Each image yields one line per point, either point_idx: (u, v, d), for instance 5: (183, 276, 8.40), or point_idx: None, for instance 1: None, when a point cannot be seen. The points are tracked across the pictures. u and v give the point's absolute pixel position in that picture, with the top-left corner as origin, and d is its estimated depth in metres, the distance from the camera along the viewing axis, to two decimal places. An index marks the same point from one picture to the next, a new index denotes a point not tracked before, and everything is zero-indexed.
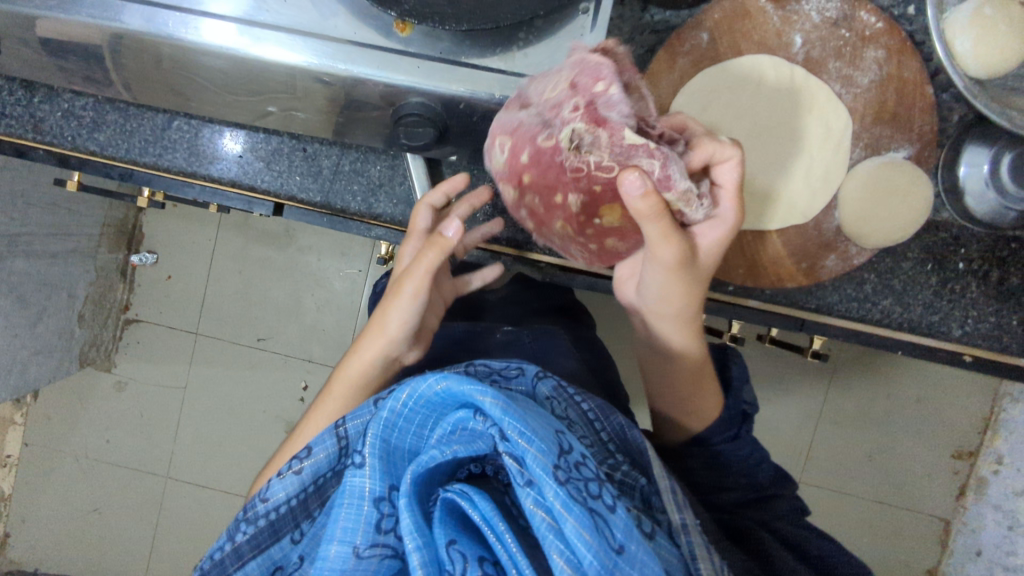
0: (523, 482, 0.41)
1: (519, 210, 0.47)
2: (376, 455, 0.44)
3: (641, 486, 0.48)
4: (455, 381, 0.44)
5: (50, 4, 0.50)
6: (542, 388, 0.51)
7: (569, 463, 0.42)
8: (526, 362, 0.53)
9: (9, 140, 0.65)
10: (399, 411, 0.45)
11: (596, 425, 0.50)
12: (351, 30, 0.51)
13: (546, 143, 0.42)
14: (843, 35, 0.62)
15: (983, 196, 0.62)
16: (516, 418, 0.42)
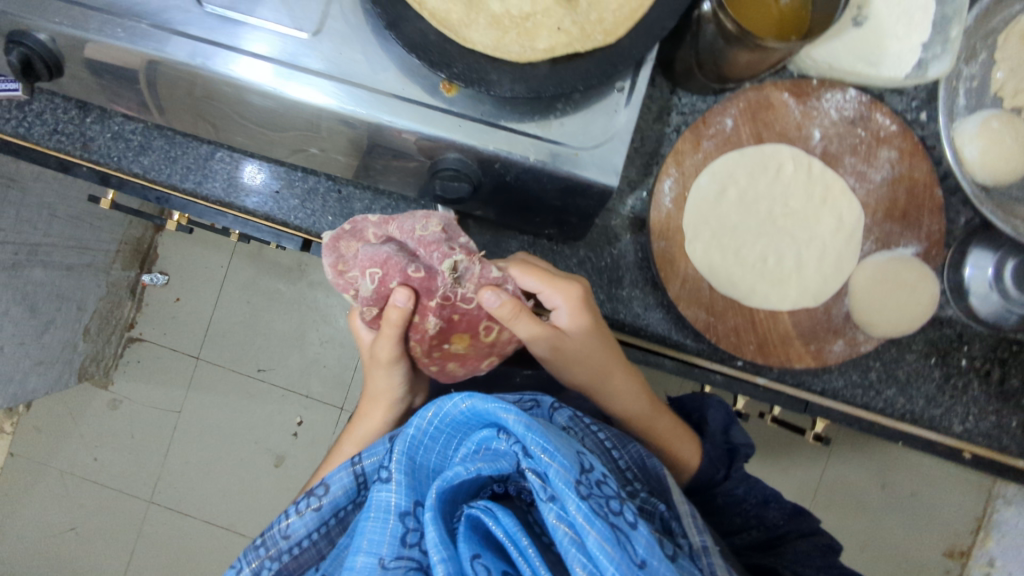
0: (545, 497, 0.46)
1: (396, 279, 0.54)
2: (404, 472, 0.50)
3: (660, 512, 0.52)
4: (480, 401, 0.50)
5: (104, 31, 0.53)
6: (560, 418, 0.56)
7: (590, 481, 0.46)
8: (541, 396, 0.59)
9: (55, 154, 0.68)
10: (425, 429, 0.52)
11: (612, 453, 0.57)
12: (399, 85, 0.54)
13: (415, 271, 0.55)
14: (859, 133, 0.65)
15: (988, 296, 0.65)
16: (539, 435, 0.47)
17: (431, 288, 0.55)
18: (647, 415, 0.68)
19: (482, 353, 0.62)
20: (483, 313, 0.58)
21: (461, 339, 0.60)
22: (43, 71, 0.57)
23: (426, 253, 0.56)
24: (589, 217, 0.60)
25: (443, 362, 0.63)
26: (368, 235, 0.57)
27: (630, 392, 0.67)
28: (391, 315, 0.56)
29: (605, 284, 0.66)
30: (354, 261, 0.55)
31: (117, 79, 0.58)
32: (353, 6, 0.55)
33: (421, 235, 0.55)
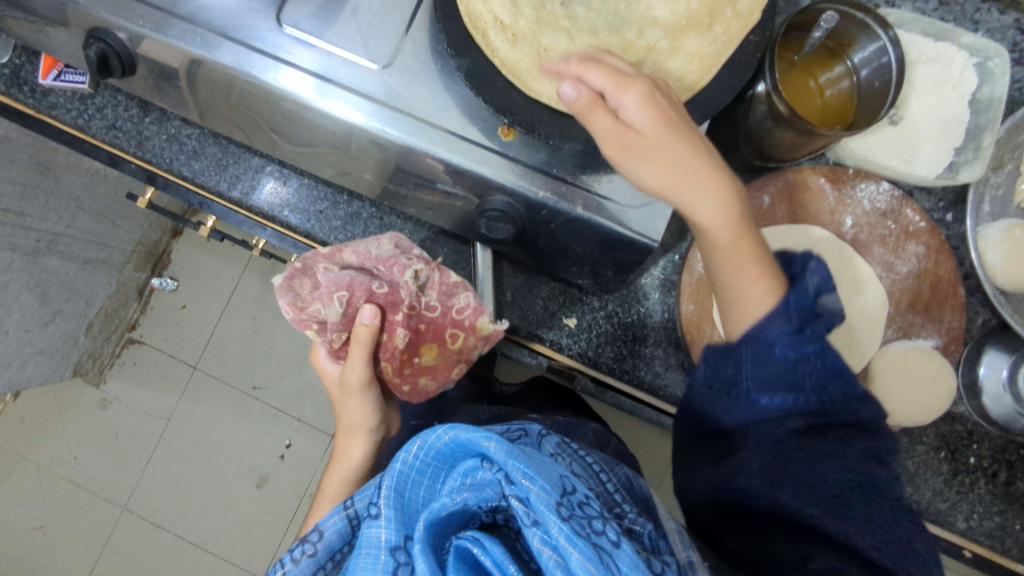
0: (529, 522, 0.40)
1: (361, 297, 0.56)
2: (392, 507, 0.44)
3: (648, 531, 0.44)
4: (462, 429, 0.45)
5: (157, 29, 0.55)
6: (548, 444, 0.53)
7: (572, 503, 0.41)
8: (528, 425, 0.57)
9: (108, 148, 0.69)
10: (411, 463, 0.46)
11: (602, 476, 0.51)
12: (461, 124, 0.56)
13: (379, 287, 0.57)
14: (889, 225, 0.67)
15: (1000, 397, 0.66)
16: (519, 460, 0.42)
17: (396, 301, 0.58)
18: (736, 214, 0.50)
19: (452, 362, 0.63)
20: (450, 318, 0.60)
21: (430, 350, 0.61)
22: (117, 67, 0.58)
23: (386, 269, 0.59)
24: (625, 272, 0.62)
25: (414, 380, 0.64)
26: (318, 269, 0.58)
27: (722, 228, 0.50)
28: (359, 334, 0.56)
29: (629, 340, 0.68)
30: (312, 295, 0.57)
31: (187, 85, 0.60)
32: (424, 43, 0.57)
33: (378, 255, 0.59)
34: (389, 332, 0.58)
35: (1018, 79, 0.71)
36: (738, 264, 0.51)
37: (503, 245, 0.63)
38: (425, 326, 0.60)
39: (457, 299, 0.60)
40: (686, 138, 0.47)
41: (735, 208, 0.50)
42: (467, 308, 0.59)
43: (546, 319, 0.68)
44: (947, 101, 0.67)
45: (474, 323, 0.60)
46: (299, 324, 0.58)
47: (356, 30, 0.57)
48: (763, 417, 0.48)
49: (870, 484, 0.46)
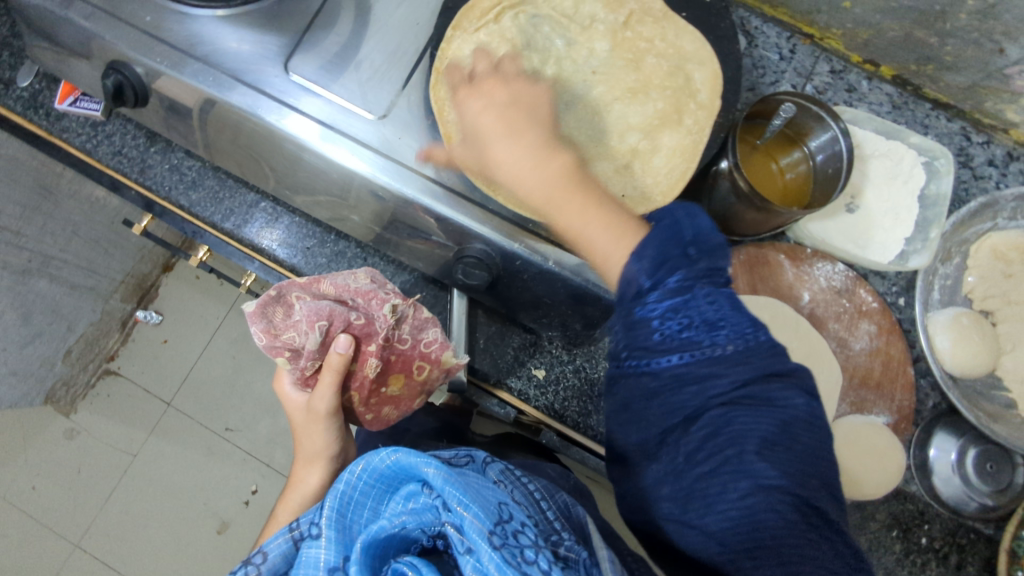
0: (463, 550, 0.42)
1: (338, 327, 0.57)
2: (333, 528, 0.45)
3: (582, 558, 0.45)
4: (404, 453, 0.46)
5: (178, 69, 0.59)
6: (491, 471, 0.54)
7: (506, 531, 0.43)
8: (475, 453, 0.56)
9: (111, 173, 0.73)
10: (355, 484, 0.47)
11: (542, 504, 0.53)
12: (447, 176, 0.60)
13: (357, 318, 0.58)
14: (844, 303, 0.72)
15: (950, 479, 0.68)
16: (457, 488, 0.44)
17: (371, 333, 0.59)
18: (560, 177, 0.53)
19: (416, 393, 0.65)
20: (419, 351, 0.62)
21: (398, 380, 0.63)
22: (131, 98, 0.63)
23: (364, 301, 0.60)
24: (593, 325, 0.65)
25: (378, 409, 0.66)
26: (293, 297, 0.59)
27: (550, 187, 0.53)
28: (332, 362, 0.58)
29: (594, 396, 0.70)
30: (286, 323, 0.58)
31: (196, 120, 0.65)
32: (419, 99, 0.62)
33: (357, 287, 0.60)
34: (362, 361, 0.59)
35: (963, 180, 0.78)
36: (580, 234, 0.52)
37: (478, 294, 0.67)
38: (396, 357, 0.61)
39: (427, 332, 0.62)
40: (511, 130, 0.54)
41: (564, 187, 0.53)
42: (435, 343, 0.62)
43: (516, 368, 0.71)
44: (898, 195, 0.73)
45: (440, 357, 0.62)
46: (271, 351, 0.58)
47: (356, 83, 0.62)
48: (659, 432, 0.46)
49: (777, 489, 0.42)
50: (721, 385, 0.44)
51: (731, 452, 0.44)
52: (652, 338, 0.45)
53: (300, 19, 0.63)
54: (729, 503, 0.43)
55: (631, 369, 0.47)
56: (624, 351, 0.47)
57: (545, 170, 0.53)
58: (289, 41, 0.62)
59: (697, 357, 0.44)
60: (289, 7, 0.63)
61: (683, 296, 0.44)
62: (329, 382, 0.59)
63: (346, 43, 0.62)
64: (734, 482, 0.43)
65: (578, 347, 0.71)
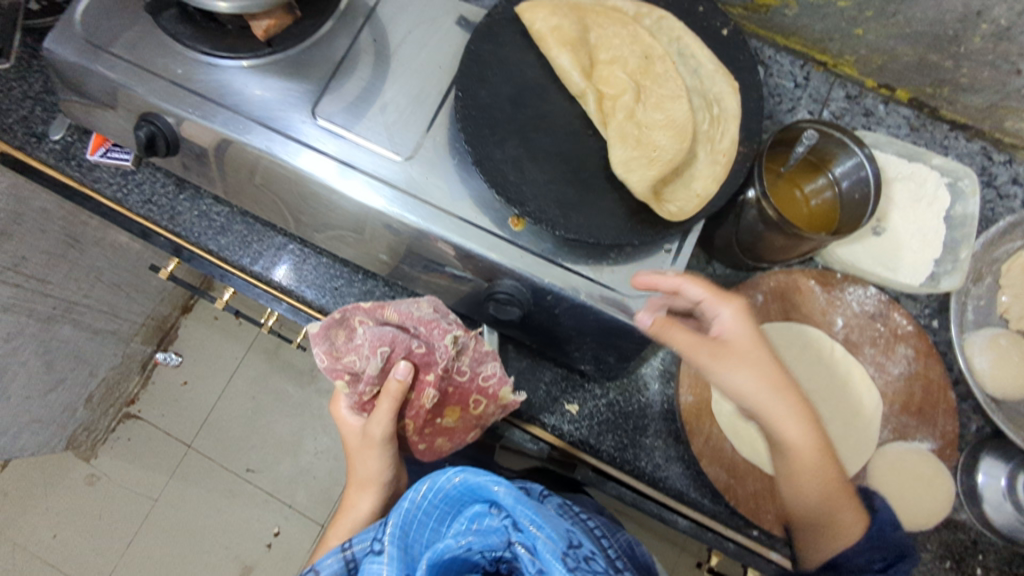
0: (534, 570, 0.42)
1: (401, 355, 0.56)
2: (396, 545, 0.43)
3: None
4: (475, 471, 0.45)
5: (200, 114, 0.61)
6: (549, 500, 0.53)
7: (578, 555, 0.42)
8: (531, 481, 0.56)
9: (141, 221, 0.73)
10: (419, 502, 0.45)
11: (603, 541, 0.51)
12: (473, 213, 0.60)
13: (418, 346, 0.57)
14: (878, 328, 0.70)
15: (1001, 506, 0.66)
16: (530, 507, 0.43)
17: (431, 362, 0.57)
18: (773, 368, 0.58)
19: (470, 426, 0.65)
20: (476, 384, 0.61)
21: (453, 413, 0.63)
22: (162, 148, 0.64)
23: (426, 330, 0.58)
24: (626, 358, 0.64)
25: (431, 439, 0.65)
26: (356, 321, 0.57)
27: (760, 380, 0.57)
28: (390, 387, 0.57)
29: (628, 429, 0.69)
30: (347, 345, 0.56)
31: (212, 160, 0.65)
32: (444, 139, 0.63)
33: (420, 316, 0.59)
34: (420, 390, 0.58)
35: (988, 199, 0.77)
36: (799, 473, 0.58)
37: (507, 329, 0.66)
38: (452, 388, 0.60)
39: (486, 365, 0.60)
40: None
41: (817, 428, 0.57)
42: (493, 377, 0.60)
43: (548, 403, 0.69)
44: (924, 218, 0.73)
45: (497, 392, 0.61)
46: (331, 373, 0.56)
47: (382, 126, 0.62)
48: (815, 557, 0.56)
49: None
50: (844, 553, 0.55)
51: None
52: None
53: (325, 66, 0.64)
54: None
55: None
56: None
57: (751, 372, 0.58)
58: (315, 88, 0.63)
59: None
60: (314, 55, 0.64)
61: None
62: (387, 408, 0.58)
63: (370, 88, 0.64)
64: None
65: (610, 380, 0.70)
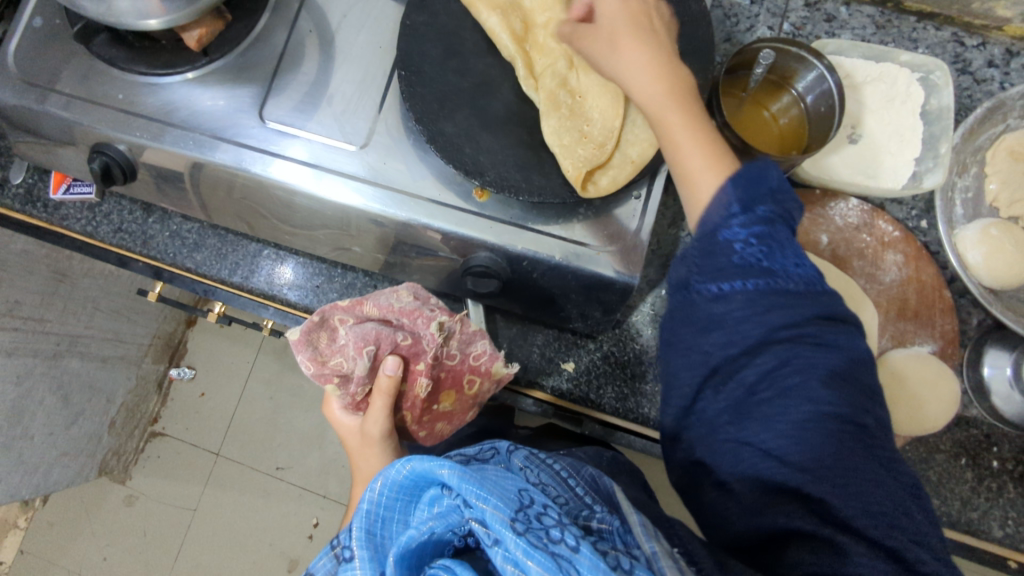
0: (490, 542, 0.41)
1: (389, 349, 0.58)
2: (365, 547, 0.45)
3: (615, 528, 0.45)
4: (417, 460, 0.45)
5: (160, 139, 0.60)
6: (517, 459, 0.53)
7: (529, 516, 0.42)
8: (499, 443, 0.57)
9: (117, 250, 0.73)
10: (378, 500, 0.47)
11: (571, 482, 0.52)
12: (438, 191, 0.59)
13: (404, 338, 0.58)
14: (864, 238, 0.70)
15: (1009, 396, 0.66)
16: (473, 482, 0.43)
17: (419, 352, 0.59)
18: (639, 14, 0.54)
19: (468, 406, 0.65)
20: (467, 365, 0.62)
21: (449, 397, 0.63)
22: (119, 176, 0.62)
23: (409, 320, 0.59)
24: (613, 310, 0.64)
25: (432, 424, 0.66)
26: (336, 321, 0.59)
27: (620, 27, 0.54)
28: (382, 384, 0.58)
29: (628, 378, 0.69)
30: (332, 348, 0.58)
31: (188, 184, 0.64)
32: (396, 120, 0.61)
33: (401, 306, 0.60)
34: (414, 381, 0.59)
35: (965, 87, 0.75)
36: (673, 140, 0.51)
37: (493, 300, 0.66)
38: (444, 373, 0.61)
39: (474, 345, 0.62)
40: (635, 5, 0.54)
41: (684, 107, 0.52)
42: (484, 355, 0.62)
43: (545, 365, 0.70)
44: (899, 116, 0.71)
45: (490, 369, 0.62)
46: (321, 378, 0.58)
47: (333, 117, 0.61)
48: (706, 253, 0.46)
49: (842, 420, 0.43)
50: (758, 207, 0.46)
51: (796, 382, 0.44)
52: (732, 262, 0.45)
53: (266, 65, 0.62)
54: (789, 423, 0.43)
55: (689, 301, 0.48)
56: (696, 276, 0.47)
57: (633, 44, 0.53)
58: (259, 90, 0.62)
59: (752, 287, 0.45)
60: (253, 57, 0.63)
61: (765, 219, 0.45)
62: (384, 404, 0.59)
63: (313, 82, 0.62)
64: (798, 409, 0.43)
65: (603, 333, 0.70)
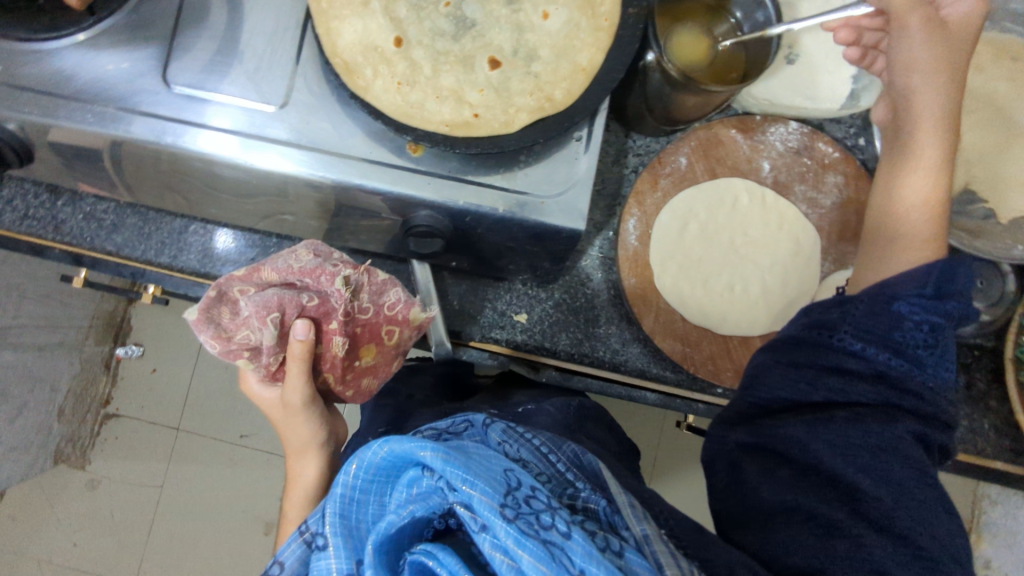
0: (477, 528, 0.40)
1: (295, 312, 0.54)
2: (339, 534, 0.43)
3: (600, 508, 0.45)
4: (396, 443, 0.43)
5: (53, 113, 0.54)
6: (493, 434, 0.52)
7: (518, 500, 0.41)
8: (474, 417, 0.56)
9: (27, 239, 0.68)
10: (354, 484, 0.45)
11: (552, 457, 0.50)
12: (367, 149, 0.56)
13: (309, 300, 0.55)
14: (805, 162, 0.69)
15: None
16: (459, 466, 0.41)
17: (329, 311, 0.56)
18: (951, 66, 0.53)
19: (392, 356, 0.62)
20: (383, 316, 0.59)
21: (369, 351, 0.61)
22: (13, 158, 0.57)
23: (313, 280, 0.55)
24: (561, 259, 0.63)
25: (357, 383, 0.63)
26: (236, 294, 0.54)
27: (920, 63, 0.54)
28: (293, 350, 0.55)
29: (581, 322, 0.69)
30: (236, 322, 0.54)
31: (106, 160, 0.58)
32: (316, 75, 0.57)
33: (300, 266, 0.55)
34: (329, 341, 0.56)
35: None
36: (885, 211, 0.57)
37: (438, 259, 0.64)
38: (361, 330, 0.58)
39: (388, 295, 0.59)
40: (947, 78, 0.53)
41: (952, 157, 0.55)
42: (398, 304, 0.59)
43: (497, 319, 0.69)
44: None
45: (408, 316, 0.60)
46: (229, 354, 0.55)
47: (245, 76, 0.56)
48: (871, 312, 0.49)
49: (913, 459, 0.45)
50: (947, 303, 0.49)
51: (888, 418, 0.47)
52: (894, 334, 0.48)
53: (165, 23, 0.57)
54: (874, 439, 0.45)
55: (823, 341, 0.50)
56: (847, 326, 0.49)
57: (930, 86, 0.54)
58: (160, 51, 0.56)
59: (896, 365, 0.48)
60: (150, 14, 0.57)
61: (946, 310, 0.49)
62: (303, 370, 0.56)
63: (220, 37, 0.57)
64: (882, 435, 0.46)
65: (554, 282, 0.69)
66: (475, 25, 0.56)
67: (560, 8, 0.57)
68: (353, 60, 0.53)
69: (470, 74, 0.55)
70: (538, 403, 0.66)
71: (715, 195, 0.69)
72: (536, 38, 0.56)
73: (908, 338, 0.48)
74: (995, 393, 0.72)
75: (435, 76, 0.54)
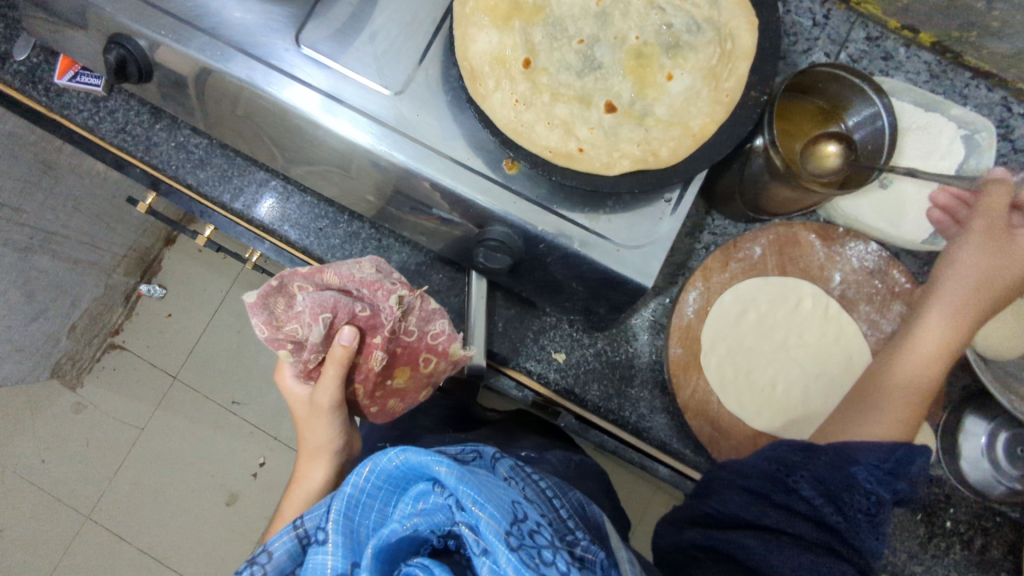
0: (479, 551, 0.39)
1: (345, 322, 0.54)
2: (340, 533, 0.41)
3: (600, 558, 0.42)
4: (414, 453, 0.42)
5: (182, 40, 0.56)
6: (502, 468, 0.50)
7: (522, 531, 0.39)
8: (482, 447, 0.52)
9: (116, 151, 0.71)
10: (362, 487, 0.43)
11: (556, 502, 0.48)
12: (466, 154, 0.57)
13: (362, 310, 0.55)
14: (876, 285, 0.69)
15: (978, 463, 0.68)
16: (471, 487, 0.40)
17: (376, 325, 0.56)
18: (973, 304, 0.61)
19: (421, 385, 0.62)
20: (425, 343, 0.59)
21: (403, 373, 0.61)
22: (134, 74, 0.59)
23: (369, 292, 0.56)
24: (618, 310, 0.63)
25: (384, 401, 0.63)
26: (295, 288, 0.55)
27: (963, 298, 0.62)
28: (335, 354, 0.55)
29: (616, 379, 0.68)
30: (288, 314, 0.55)
31: (219, 98, 0.60)
32: (436, 73, 0.59)
33: (361, 277, 0.56)
34: (369, 355, 0.57)
35: (1003, 153, 0.75)
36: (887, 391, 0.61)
37: (499, 279, 0.65)
38: (399, 352, 0.59)
39: (435, 324, 0.59)
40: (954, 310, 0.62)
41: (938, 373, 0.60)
42: (442, 335, 0.59)
43: (535, 352, 0.69)
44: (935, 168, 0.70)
45: (447, 349, 0.60)
46: (273, 343, 0.55)
47: (371, 56, 0.58)
48: (831, 465, 0.53)
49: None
50: (899, 484, 0.53)
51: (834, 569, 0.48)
52: (843, 492, 0.51)
53: None
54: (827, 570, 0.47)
55: (778, 476, 0.53)
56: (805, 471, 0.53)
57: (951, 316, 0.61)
58: (298, 12, 0.58)
59: (835, 519, 0.50)
60: None
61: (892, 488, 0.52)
62: (337, 377, 0.56)
63: (357, 13, 0.59)
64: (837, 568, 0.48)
65: (600, 331, 0.69)
66: (601, 68, 0.58)
67: (685, 74, 0.58)
68: (480, 68, 0.55)
69: (585, 112, 0.56)
70: (541, 452, 0.65)
71: (781, 291, 0.69)
72: (655, 98, 0.58)
73: (854, 500, 0.51)
74: (1007, 564, 0.70)
75: (551, 105, 0.56)
